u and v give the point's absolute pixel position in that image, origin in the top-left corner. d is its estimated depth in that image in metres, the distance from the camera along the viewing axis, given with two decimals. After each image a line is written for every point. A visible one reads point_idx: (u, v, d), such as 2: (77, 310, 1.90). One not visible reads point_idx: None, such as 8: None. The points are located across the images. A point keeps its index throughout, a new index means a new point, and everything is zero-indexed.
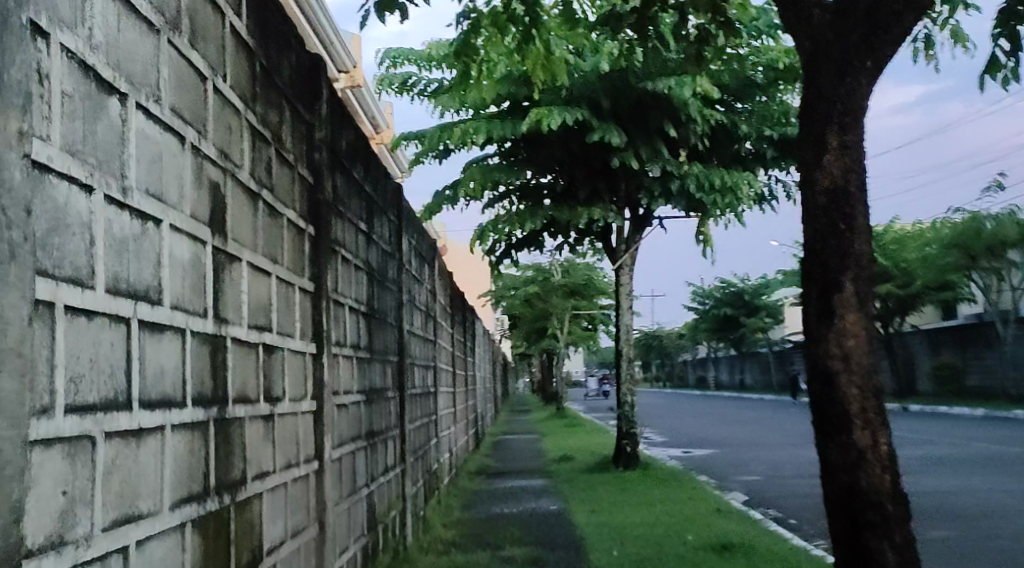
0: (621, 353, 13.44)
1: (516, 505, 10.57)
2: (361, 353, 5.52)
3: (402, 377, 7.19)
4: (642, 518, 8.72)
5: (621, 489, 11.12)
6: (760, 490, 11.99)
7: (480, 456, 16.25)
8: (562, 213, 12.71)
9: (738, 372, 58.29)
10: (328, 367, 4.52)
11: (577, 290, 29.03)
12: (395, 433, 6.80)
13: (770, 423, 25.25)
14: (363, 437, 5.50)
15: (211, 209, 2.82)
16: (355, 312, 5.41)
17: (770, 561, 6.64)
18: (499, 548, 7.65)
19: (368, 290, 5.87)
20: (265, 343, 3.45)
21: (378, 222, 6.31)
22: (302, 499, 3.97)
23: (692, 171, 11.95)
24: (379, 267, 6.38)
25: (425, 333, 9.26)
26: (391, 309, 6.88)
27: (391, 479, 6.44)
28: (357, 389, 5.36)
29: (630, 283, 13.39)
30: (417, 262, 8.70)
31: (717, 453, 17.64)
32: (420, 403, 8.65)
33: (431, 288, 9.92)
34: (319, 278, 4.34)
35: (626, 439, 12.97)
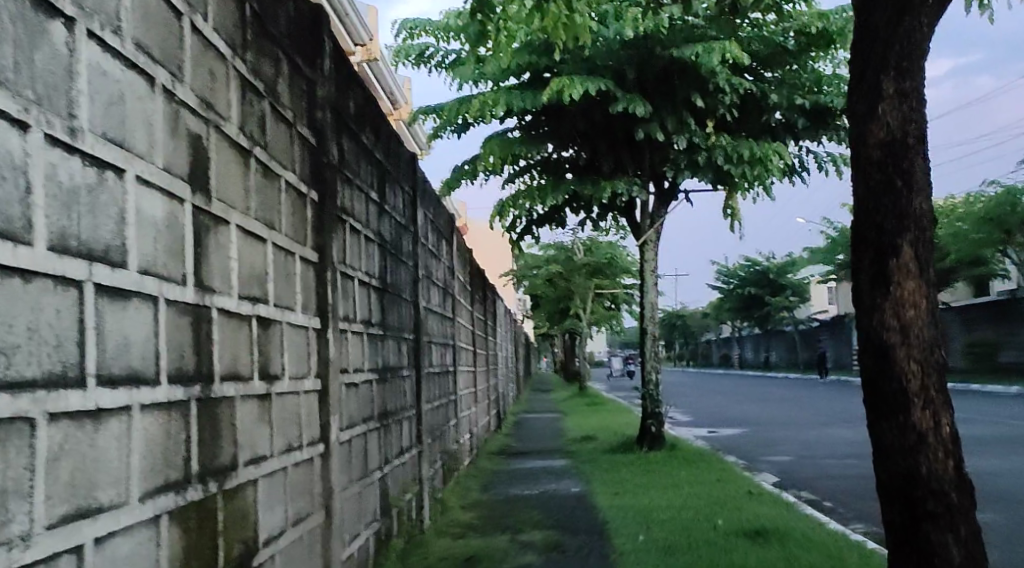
0: (646, 331, 13.10)
1: (538, 487, 10.30)
2: (373, 330, 5.25)
3: (419, 356, 6.92)
4: (670, 502, 8.42)
5: (647, 470, 10.83)
6: (790, 471, 11.64)
7: (500, 437, 15.97)
8: (585, 187, 12.36)
9: (764, 352, 57.71)
10: (335, 344, 4.23)
11: (600, 269, 28.61)
12: (411, 413, 6.52)
13: (798, 402, 24.83)
14: (375, 418, 5.23)
15: (189, 164, 2.52)
16: (366, 286, 5.13)
17: (806, 547, 6.33)
18: (520, 532, 7.37)
19: (380, 263, 5.59)
20: (260, 316, 3.16)
21: (390, 192, 6.02)
22: (305, 485, 3.68)
23: (720, 143, 11.69)
24: (392, 239, 6.09)
25: (443, 311, 8.98)
26: (406, 284, 6.59)
27: (406, 462, 6.16)
28: (369, 367, 5.09)
29: (654, 259, 13.02)
30: (435, 236, 8.41)
31: (743, 433, 17.27)
32: (438, 382, 8.37)
33: (449, 265, 9.63)
34: (324, 247, 4.05)
35: (651, 419, 12.65)
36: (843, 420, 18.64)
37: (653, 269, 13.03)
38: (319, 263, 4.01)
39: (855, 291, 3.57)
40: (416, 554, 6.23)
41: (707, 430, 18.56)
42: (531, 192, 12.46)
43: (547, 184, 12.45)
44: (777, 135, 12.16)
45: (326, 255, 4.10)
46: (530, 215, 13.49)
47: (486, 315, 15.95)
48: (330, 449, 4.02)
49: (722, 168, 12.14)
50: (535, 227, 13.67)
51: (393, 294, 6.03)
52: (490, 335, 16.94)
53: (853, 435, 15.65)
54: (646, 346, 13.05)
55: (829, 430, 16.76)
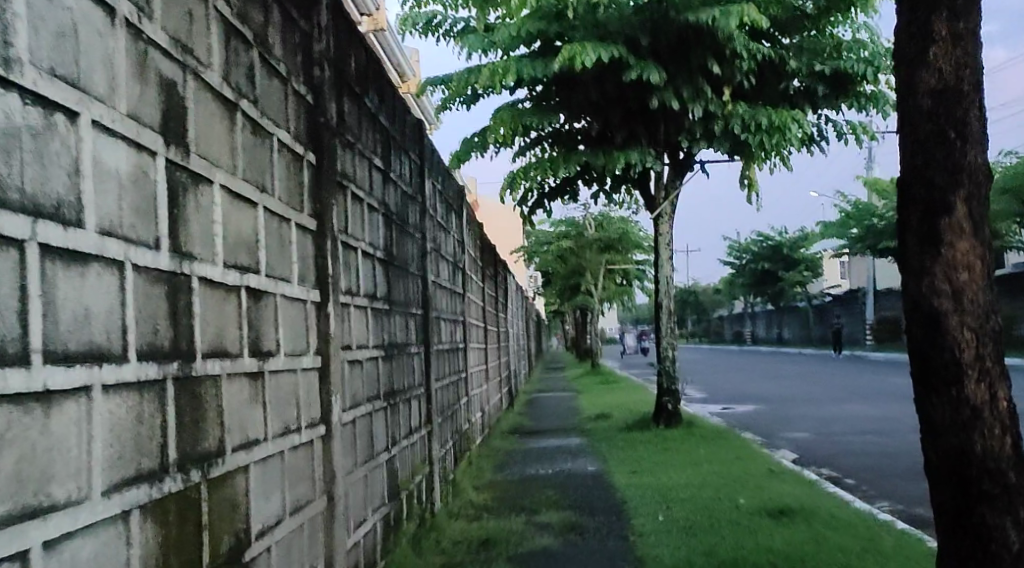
0: (661, 306, 12.80)
1: (552, 466, 10.06)
2: (378, 304, 4.97)
3: (427, 332, 6.65)
4: (688, 480, 8.15)
5: (664, 448, 10.58)
6: (810, 448, 11.36)
7: (513, 415, 15.72)
8: (598, 158, 12.04)
9: (777, 327, 57.35)
10: (337, 318, 3.96)
11: (612, 245, 28.25)
12: (420, 391, 6.25)
13: (813, 378, 24.54)
14: (381, 397, 4.97)
15: (162, 113, 2.23)
16: (370, 258, 4.85)
17: (833, 526, 6.03)
18: (535, 513, 7.12)
19: (386, 234, 5.31)
20: (250, 286, 2.88)
21: (396, 160, 5.73)
22: (305, 469, 3.42)
23: (737, 112, 11.33)
24: (399, 210, 5.81)
25: (454, 286, 8.70)
26: (414, 257, 6.32)
27: (415, 442, 5.90)
28: (374, 343, 4.82)
29: (669, 233, 12.70)
30: (444, 209, 8.12)
31: (759, 410, 16.99)
32: (448, 359, 8.11)
33: (459, 239, 9.34)
34: (323, 214, 3.77)
35: (666, 397, 12.38)
36: (861, 395, 18.33)
37: (668, 243, 12.71)
38: (317, 231, 3.74)
39: (901, 255, 3.28)
40: (428, 538, 5.98)
41: (722, 407, 18.27)
42: (542, 164, 12.14)
43: (559, 156, 12.13)
44: (796, 103, 11.82)
45: (326, 222, 3.82)
46: (541, 188, 13.18)
47: (497, 291, 15.66)
48: (331, 431, 3.76)
49: (740, 139, 11.82)
50: (546, 201, 13.37)
51: (400, 267, 5.76)
52: (501, 312, 16.66)
53: (872, 411, 15.35)
54: (661, 322, 12.75)
55: (847, 406, 16.47)
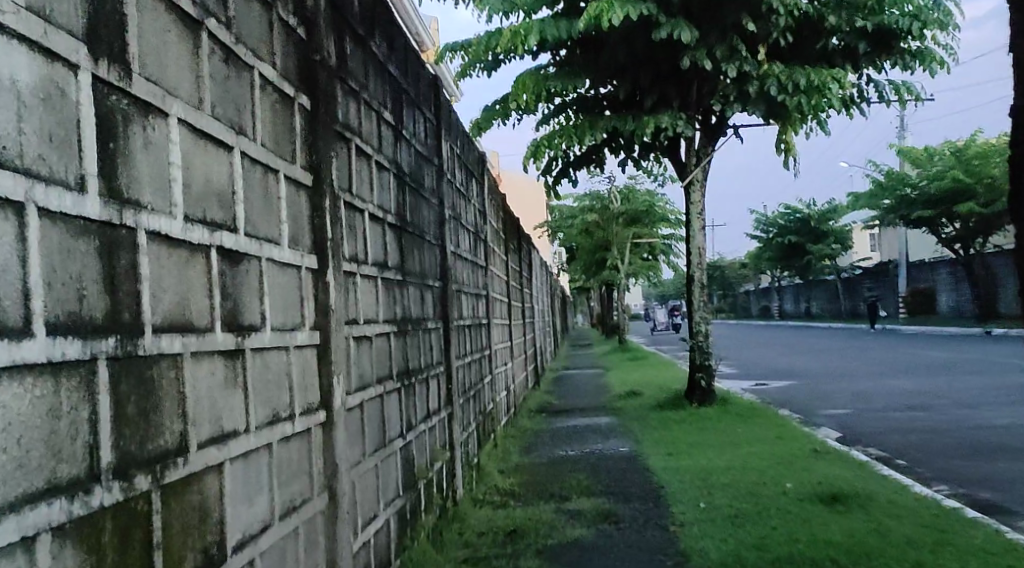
0: (693, 279, 12.23)
1: (581, 448, 9.58)
2: (389, 274, 4.47)
3: (447, 306, 6.15)
4: (728, 462, 7.67)
5: (698, 427, 10.08)
6: (853, 425, 10.79)
7: (540, 394, 15.23)
8: (626, 124, 11.45)
9: (805, 301, 56.52)
10: (339, 288, 3.46)
11: (638, 218, 27.60)
12: (439, 370, 5.76)
13: (847, 352, 23.88)
14: (394, 377, 4.48)
15: (85, 16, 1.73)
16: (380, 222, 4.35)
17: (895, 514, 5.44)
18: (565, 499, 6.63)
19: (398, 197, 4.80)
20: (223, 247, 2.37)
21: (408, 116, 5.22)
22: (301, 463, 2.93)
23: (773, 71, 10.73)
24: (413, 171, 5.31)
25: (475, 259, 8.20)
26: (431, 225, 5.81)
27: (434, 426, 5.42)
28: (384, 318, 4.32)
29: (701, 201, 12.11)
30: (464, 175, 7.61)
31: (794, 386, 16.40)
32: (470, 336, 7.61)
33: (480, 208, 8.83)
34: (319, 167, 3.25)
35: (700, 372, 11.88)
36: (900, 369, 17.70)
37: (700, 212, 12.13)
38: (313, 186, 3.22)
39: None
40: (449, 529, 5.51)
41: (754, 383, 17.68)
42: (567, 131, 11.58)
43: (584, 122, 11.56)
44: (838, 62, 11.17)
45: (324, 177, 3.30)
46: (566, 157, 12.61)
47: (521, 265, 15.13)
48: (334, 417, 3.26)
49: (775, 99, 11.12)
50: (572, 170, 12.79)
51: (415, 235, 5.25)
52: (525, 287, 16.12)
53: (914, 385, 14.73)
54: (693, 295, 12.19)
55: (886, 381, 15.85)
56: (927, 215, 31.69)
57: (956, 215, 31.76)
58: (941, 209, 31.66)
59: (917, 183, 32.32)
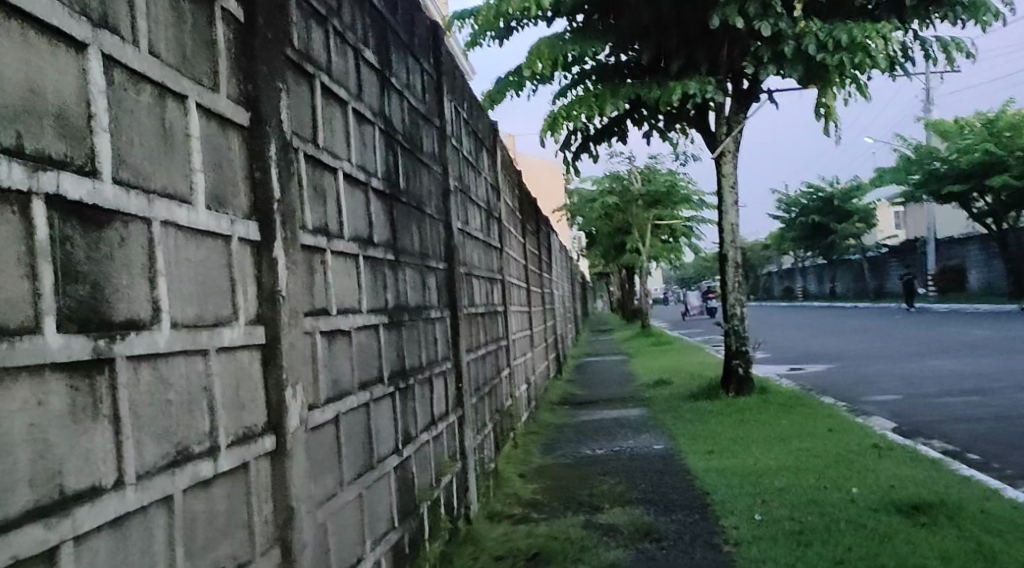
0: (727, 258, 11.29)
1: (611, 445, 8.71)
2: (376, 251, 3.59)
3: (455, 291, 5.28)
4: (778, 462, 6.80)
5: (737, 420, 9.19)
6: (908, 414, 9.85)
7: (562, 384, 14.38)
8: (651, 91, 10.52)
9: (831, 281, 55.29)
10: (298, 269, 2.58)
11: (660, 199, 26.64)
12: (445, 365, 4.89)
13: (883, 332, 22.85)
14: (384, 379, 3.60)
15: None
16: (361, 185, 3.47)
17: (992, 528, 4.57)
18: (595, 511, 5.76)
19: (387, 156, 3.91)
20: (63, 197, 1.51)
21: (399, 62, 4.32)
22: (230, 516, 2.06)
23: (810, 29, 9.76)
24: (408, 129, 4.42)
25: (488, 238, 7.32)
26: (431, 195, 4.93)
27: (439, 433, 4.55)
28: (369, 306, 3.44)
29: (734, 172, 11.19)
30: (473, 144, 6.73)
31: (832, 370, 15.45)
32: (484, 326, 6.75)
33: (493, 183, 7.95)
34: (258, 100, 2.36)
35: (737, 359, 11.00)
36: (944, 350, 16.70)
37: (733, 185, 11.20)
38: (250, 125, 2.33)
39: None
40: (461, 556, 4.65)
41: (789, 368, 16.72)
42: (586, 100, 10.66)
43: (604, 90, 10.64)
44: (881, 15, 10.19)
45: (269, 113, 2.41)
46: (586, 130, 11.69)
47: (540, 248, 14.24)
48: (292, 444, 2.38)
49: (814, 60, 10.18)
50: (592, 145, 11.87)
51: (410, 204, 4.36)
52: (545, 271, 15.23)
53: (961, 367, 13.78)
54: (727, 275, 11.25)
55: (932, 363, 14.86)
56: (957, 189, 30.58)
57: (988, 188, 30.64)
58: (972, 182, 30.55)
59: (946, 156, 31.21)
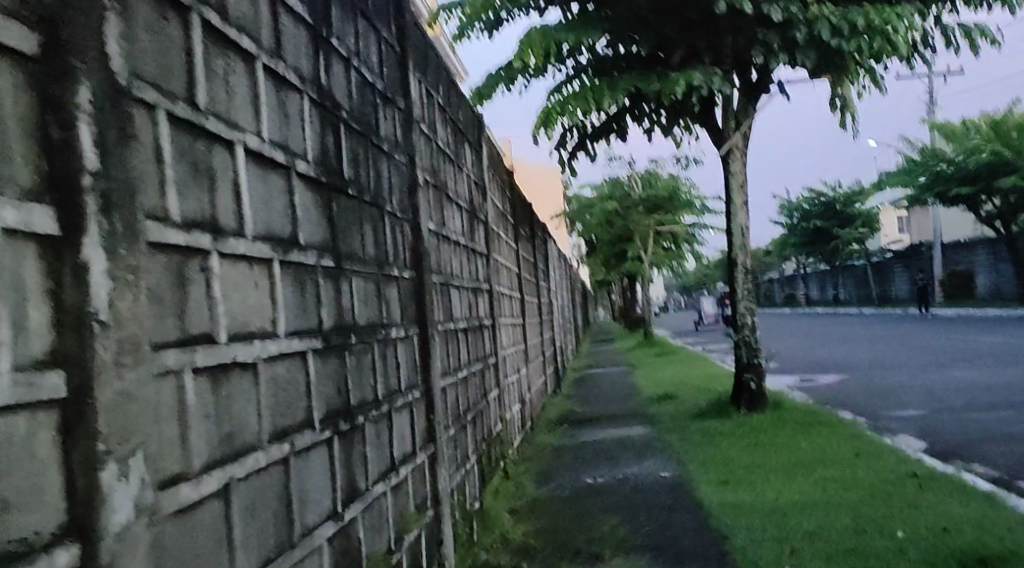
0: (736, 263, 10.44)
1: (612, 472, 7.86)
2: (301, 258, 2.75)
3: (425, 306, 4.44)
4: (804, 496, 5.97)
5: (750, 442, 8.35)
6: (937, 431, 9.00)
7: (560, 400, 13.55)
8: (652, 83, 9.70)
9: (833, 288, 54.49)
10: (146, 279, 1.73)
11: (660, 205, 25.88)
12: (411, 394, 4.04)
13: (893, 339, 22.03)
14: (317, 423, 2.75)
15: None
16: (279, 168, 2.62)
17: None
18: (595, 559, 4.91)
19: (322, 137, 3.07)
20: None
21: (344, 21, 3.49)
22: None
23: (826, 12, 8.91)
24: (358, 105, 3.58)
25: (472, 243, 6.49)
26: (393, 189, 4.09)
27: (399, 479, 3.70)
28: (288, 329, 2.59)
29: (742, 172, 10.39)
30: (451, 136, 5.91)
31: (845, 381, 14.60)
32: (466, 342, 5.91)
33: (477, 182, 7.12)
34: (63, 17, 1.50)
35: (748, 373, 10.17)
36: (961, 358, 15.88)
37: (742, 185, 10.39)
38: (43, 56, 1.47)
39: None
40: None
41: (800, 379, 15.86)
42: (582, 93, 9.81)
43: (601, 82, 9.81)
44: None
45: (84, 40, 1.55)
46: (582, 127, 10.87)
47: (535, 257, 13.43)
48: (117, 553, 1.54)
49: (827, 45, 9.35)
50: (589, 143, 11.04)
51: (359, 198, 3.52)
52: (541, 279, 14.40)
53: (984, 377, 12.92)
54: (735, 283, 10.40)
55: (952, 372, 14.04)
56: (964, 192, 29.78)
57: (995, 191, 29.84)
58: (980, 185, 29.75)
59: (953, 158, 30.42)
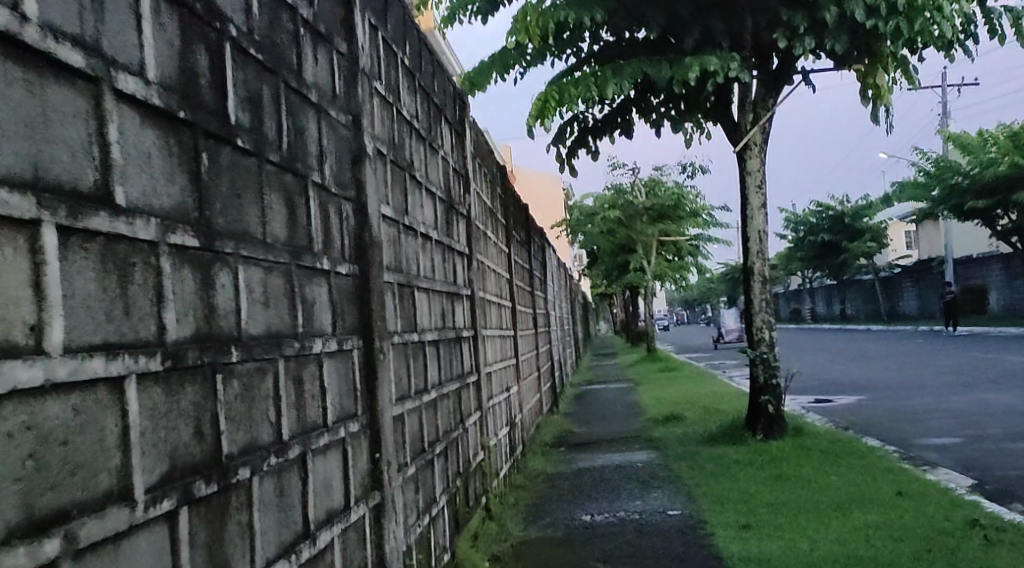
0: (753, 272, 9.42)
1: (613, 508, 6.83)
2: (124, 229, 1.74)
3: (371, 312, 3.41)
4: (843, 549, 4.96)
5: (770, 476, 7.32)
6: (980, 464, 7.99)
7: (558, 420, 12.52)
8: (662, 69, 8.70)
9: (840, 303, 53.46)
10: None
11: (665, 213, 24.88)
12: (344, 428, 3.02)
13: (909, 358, 21.00)
14: (145, 492, 1.73)
15: None
16: (72, 81, 1.61)
17: None
18: None
19: (181, 54, 2.04)
20: None
21: None
22: None
23: None
24: (264, 26, 2.58)
25: (448, 240, 5.48)
26: (326, 155, 3.08)
27: (317, 549, 2.67)
28: (76, 344, 1.57)
29: (761, 170, 9.38)
30: (422, 110, 4.90)
31: (864, 403, 13.55)
32: (439, 357, 4.89)
33: (458, 169, 6.13)
34: None
35: (765, 395, 9.14)
36: (987, 379, 14.84)
37: (760, 184, 9.37)
38: None
39: None
40: None
41: (814, 399, 14.82)
42: (584, 80, 8.81)
43: (606, 69, 8.82)
44: None
45: None
46: (583, 121, 9.87)
47: (531, 264, 12.41)
48: None
49: (861, 26, 8.35)
50: (591, 139, 10.03)
51: (259, 155, 2.49)
52: (538, 289, 13.39)
53: (1017, 401, 11.90)
54: (752, 294, 9.38)
55: (980, 395, 13.01)
56: (981, 205, 28.74)
57: (1013, 205, 28.80)
58: (997, 199, 28.69)
59: (968, 170, 29.39)
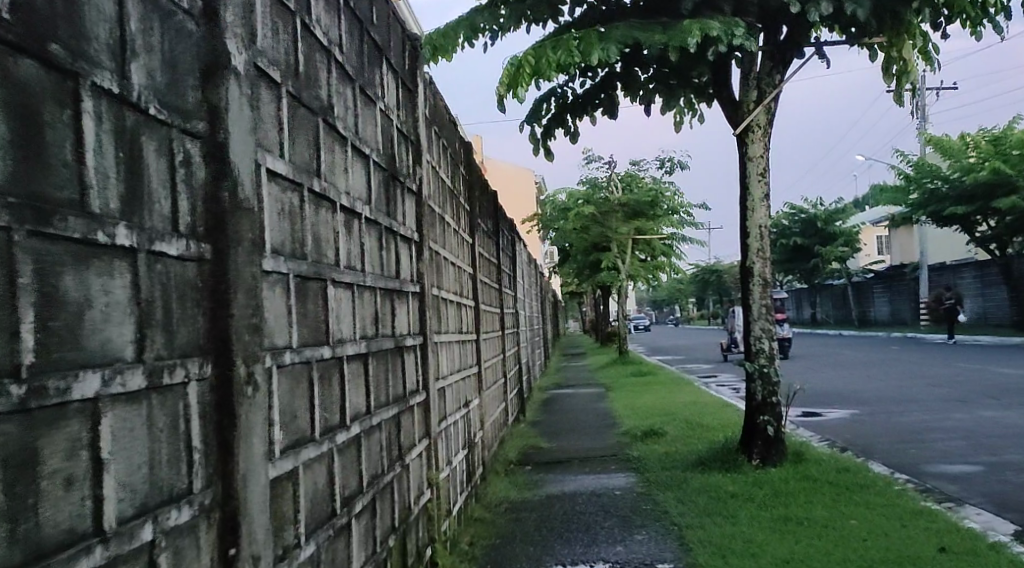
0: (752, 274, 8.18)
1: (587, 555, 5.57)
2: None
3: (231, 320, 2.11)
4: None
5: (776, 516, 6.12)
6: (1015, 502, 6.87)
7: (524, 432, 11.23)
8: (654, 35, 7.44)
9: (811, 305, 52.68)
10: None
11: (640, 211, 23.50)
12: (149, 530, 1.71)
13: (892, 366, 20.01)
14: None
15: None
16: None
17: None
18: None
19: None
20: None
21: None
22: None
23: None
24: None
25: (388, 221, 4.19)
26: (132, 46, 1.77)
27: None
28: None
29: (765, 156, 8.16)
30: (350, 41, 3.59)
31: (857, 417, 12.41)
32: (364, 374, 3.58)
33: (405, 132, 4.82)
34: None
35: (764, 415, 7.92)
36: (985, 395, 13.80)
37: (763, 171, 8.16)
38: None
39: None
40: None
41: (802, 412, 13.66)
42: (564, 44, 7.49)
43: (589, 32, 7.52)
44: None
45: None
46: (563, 96, 8.60)
47: (500, 258, 11.12)
48: None
49: None
50: (570, 118, 8.75)
51: None
52: (506, 286, 12.12)
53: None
54: (751, 298, 8.15)
55: (982, 413, 11.93)
56: (961, 212, 27.86)
57: (992, 212, 28.00)
58: (976, 205, 27.87)
59: (949, 175, 28.50)
